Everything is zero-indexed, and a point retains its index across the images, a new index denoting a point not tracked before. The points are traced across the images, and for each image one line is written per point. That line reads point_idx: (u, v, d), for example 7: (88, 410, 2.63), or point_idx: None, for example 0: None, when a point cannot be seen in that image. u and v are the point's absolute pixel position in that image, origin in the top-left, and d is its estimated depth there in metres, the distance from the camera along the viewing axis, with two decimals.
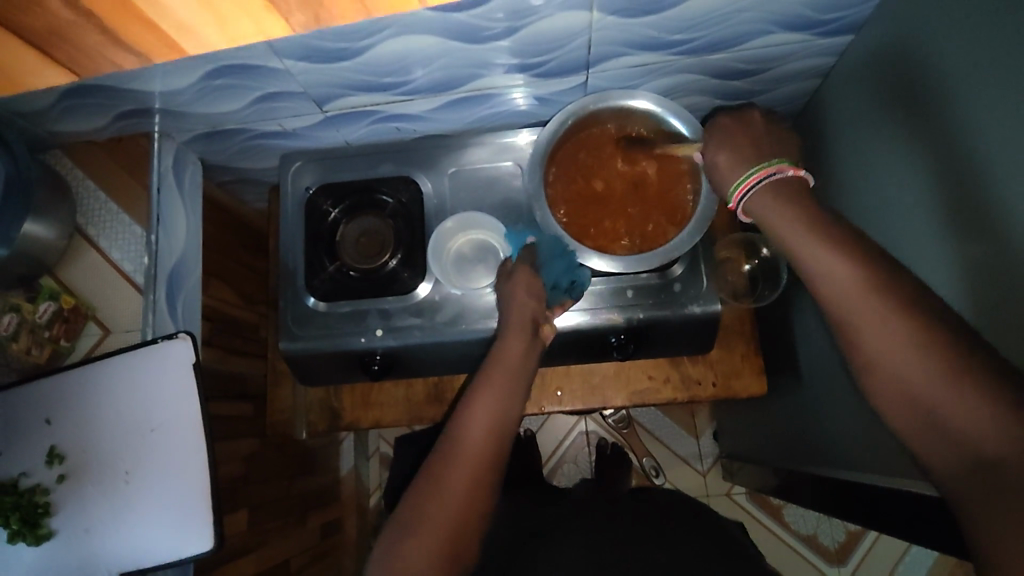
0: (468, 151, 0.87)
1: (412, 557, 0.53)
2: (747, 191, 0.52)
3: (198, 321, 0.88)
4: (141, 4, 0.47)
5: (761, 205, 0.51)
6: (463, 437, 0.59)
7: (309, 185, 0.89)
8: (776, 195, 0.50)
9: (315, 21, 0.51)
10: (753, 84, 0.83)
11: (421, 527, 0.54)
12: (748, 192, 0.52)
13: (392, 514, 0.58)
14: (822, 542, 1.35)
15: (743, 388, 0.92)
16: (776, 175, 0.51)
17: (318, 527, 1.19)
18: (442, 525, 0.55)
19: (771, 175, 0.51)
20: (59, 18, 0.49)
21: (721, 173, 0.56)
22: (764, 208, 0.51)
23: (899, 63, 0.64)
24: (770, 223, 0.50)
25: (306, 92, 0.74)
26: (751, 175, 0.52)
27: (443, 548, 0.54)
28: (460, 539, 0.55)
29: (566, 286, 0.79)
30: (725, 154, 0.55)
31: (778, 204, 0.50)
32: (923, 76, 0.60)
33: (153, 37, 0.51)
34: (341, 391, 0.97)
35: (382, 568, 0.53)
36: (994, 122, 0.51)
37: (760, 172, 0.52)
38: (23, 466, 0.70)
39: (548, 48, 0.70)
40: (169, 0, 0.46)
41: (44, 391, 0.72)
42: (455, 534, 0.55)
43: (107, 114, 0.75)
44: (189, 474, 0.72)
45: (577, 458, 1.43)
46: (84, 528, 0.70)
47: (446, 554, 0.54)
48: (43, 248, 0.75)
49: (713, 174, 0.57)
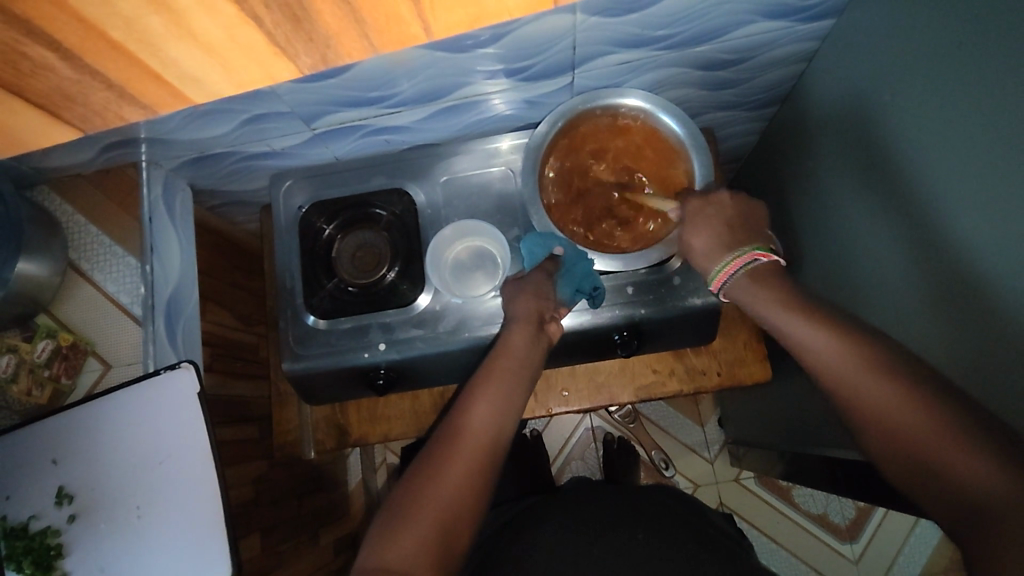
0: (459, 158, 0.87)
1: (406, 545, 0.52)
2: (727, 278, 0.59)
3: (198, 347, 0.87)
4: (141, 54, 0.44)
5: (739, 292, 0.58)
6: (464, 427, 0.59)
7: (301, 204, 0.88)
8: (753, 281, 0.57)
9: (323, 62, 0.49)
10: (737, 73, 0.83)
11: (410, 521, 0.54)
12: (726, 282, 0.59)
13: (382, 508, 0.57)
14: (833, 520, 1.36)
15: (747, 375, 0.92)
16: (750, 263, 0.58)
17: (331, 543, 1.19)
18: (431, 522, 0.54)
19: (744, 265, 0.58)
20: (61, 77, 0.46)
21: (698, 256, 0.62)
22: (744, 293, 0.57)
23: (880, 45, 0.65)
24: (754, 310, 0.56)
25: (293, 111, 0.73)
26: (724, 266, 0.59)
27: (429, 545, 0.53)
28: (448, 537, 0.54)
29: (589, 292, 0.77)
30: (702, 240, 0.61)
31: (755, 290, 0.56)
32: (905, 58, 0.61)
33: (161, 89, 0.49)
34: (346, 407, 0.96)
35: (375, 555, 0.53)
36: (980, 100, 0.51)
37: (734, 262, 0.58)
38: (32, 509, 0.69)
39: (532, 52, 0.70)
40: (171, 48, 0.44)
41: (49, 431, 0.71)
42: (444, 532, 0.54)
43: (92, 147, 0.74)
44: (201, 502, 0.71)
45: (584, 455, 1.43)
46: (97, 569, 0.69)
47: (431, 550, 0.53)
48: (37, 287, 0.74)
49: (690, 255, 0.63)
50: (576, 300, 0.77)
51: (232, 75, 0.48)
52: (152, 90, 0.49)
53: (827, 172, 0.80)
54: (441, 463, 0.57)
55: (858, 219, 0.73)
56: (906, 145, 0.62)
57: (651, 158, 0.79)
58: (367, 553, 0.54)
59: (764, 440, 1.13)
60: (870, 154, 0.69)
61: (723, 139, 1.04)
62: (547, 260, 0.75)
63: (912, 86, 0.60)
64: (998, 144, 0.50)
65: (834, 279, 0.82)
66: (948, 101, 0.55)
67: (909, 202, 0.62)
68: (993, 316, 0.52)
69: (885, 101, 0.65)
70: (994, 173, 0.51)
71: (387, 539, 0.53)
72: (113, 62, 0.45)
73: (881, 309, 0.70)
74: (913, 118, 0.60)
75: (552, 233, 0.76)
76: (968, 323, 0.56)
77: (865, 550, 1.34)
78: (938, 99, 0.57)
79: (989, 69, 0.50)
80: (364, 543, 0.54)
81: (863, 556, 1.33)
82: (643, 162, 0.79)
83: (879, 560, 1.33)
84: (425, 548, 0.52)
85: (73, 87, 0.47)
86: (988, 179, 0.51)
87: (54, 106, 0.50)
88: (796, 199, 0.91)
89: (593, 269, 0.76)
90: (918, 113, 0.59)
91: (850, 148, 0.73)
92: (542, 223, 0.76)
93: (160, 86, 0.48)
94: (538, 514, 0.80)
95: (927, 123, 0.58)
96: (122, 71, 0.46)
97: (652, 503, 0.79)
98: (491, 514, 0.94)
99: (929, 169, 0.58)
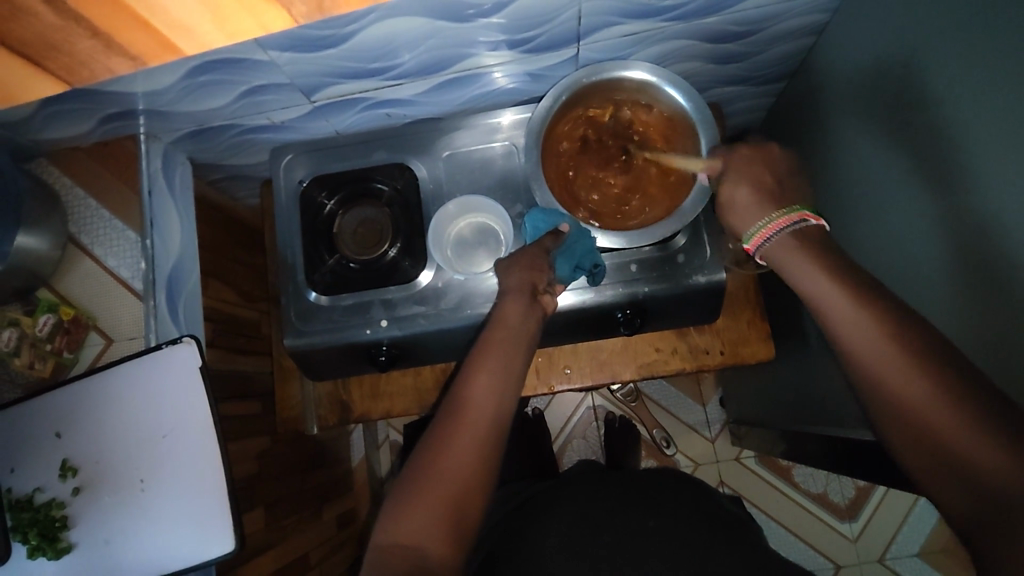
0: (460, 132, 0.85)
1: (419, 523, 0.53)
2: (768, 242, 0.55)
3: (200, 322, 0.87)
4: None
5: (794, 271, 0.52)
6: (467, 401, 0.58)
7: (301, 178, 0.87)
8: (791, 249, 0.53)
9: (316, 11, 0.47)
10: (746, 46, 0.81)
11: (423, 497, 0.54)
12: (771, 238, 0.54)
13: (394, 486, 0.57)
14: (832, 499, 1.36)
15: (751, 353, 0.92)
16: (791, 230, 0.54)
17: (334, 518, 1.20)
18: (442, 498, 0.54)
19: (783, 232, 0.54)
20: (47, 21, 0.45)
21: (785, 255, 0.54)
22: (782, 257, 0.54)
23: (896, 16, 0.63)
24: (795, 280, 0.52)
25: (293, 82, 0.72)
26: (772, 221, 0.55)
27: (444, 522, 0.53)
28: (461, 511, 0.54)
29: (589, 269, 0.76)
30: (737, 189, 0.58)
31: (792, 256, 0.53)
32: (923, 28, 0.59)
33: (151, 42, 0.47)
34: (349, 383, 0.96)
35: (389, 535, 0.53)
36: (1000, 71, 0.50)
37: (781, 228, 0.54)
38: (37, 481, 0.70)
39: (537, 23, 0.68)
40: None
41: (52, 405, 0.72)
42: (456, 507, 0.54)
43: (91, 118, 0.74)
44: (203, 473, 0.71)
45: (586, 434, 1.43)
46: (103, 539, 0.70)
47: (446, 528, 0.53)
48: (39, 261, 0.74)
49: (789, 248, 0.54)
50: (575, 276, 0.75)
51: (221, 25, 0.46)
52: (141, 40, 0.47)
53: (839, 148, 0.78)
54: (449, 439, 0.56)
55: (871, 196, 0.72)
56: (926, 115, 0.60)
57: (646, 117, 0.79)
58: (381, 530, 0.54)
59: (765, 420, 1.13)
60: (885, 126, 0.67)
61: (731, 115, 1.02)
62: (548, 236, 0.73)
63: (930, 57, 0.58)
64: (1015, 117, 0.49)
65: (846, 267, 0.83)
66: (966, 69, 0.54)
67: (922, 175, 0.61)
68: (1004, 298, 0.51)
69: (901, 69, 0.63)
70: (1013, 154, 0.49)
71: (401, 516, 0.53)
72: (98, 6, 0.44)
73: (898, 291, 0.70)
74: (927, 90, 0.59)
75: (556, 210, 0.75)
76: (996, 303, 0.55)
77: (863, 529, 1.34)
78: (952, 69, 0.55)
79: (1005, 41, 0.49)
80: (377, 520, 0.55)
81: (861, 535, 1.34)
82: (642, 138, 0.79)
83: (878, 539, 1.34)
84: (439, 523, 0.53)
85: (55, 34, 0.46)
86: (1005, 151, 0.50)
87: (38, 56, 0.49)
88: (805, 175, 0.90)
89: (596, 246, 0.75)
90: (935, 83, 0.58)
91: (862, 122, 0.72)
92: (545, 199, 0.75)
93: (144, 31, 0.46)
94: (551, 499, 0.79)
95: (944, 93, 0.57)
96: (109, 18, 0.45)
97: (667, 485, 0.79)
98: (496, 500, 0.94)
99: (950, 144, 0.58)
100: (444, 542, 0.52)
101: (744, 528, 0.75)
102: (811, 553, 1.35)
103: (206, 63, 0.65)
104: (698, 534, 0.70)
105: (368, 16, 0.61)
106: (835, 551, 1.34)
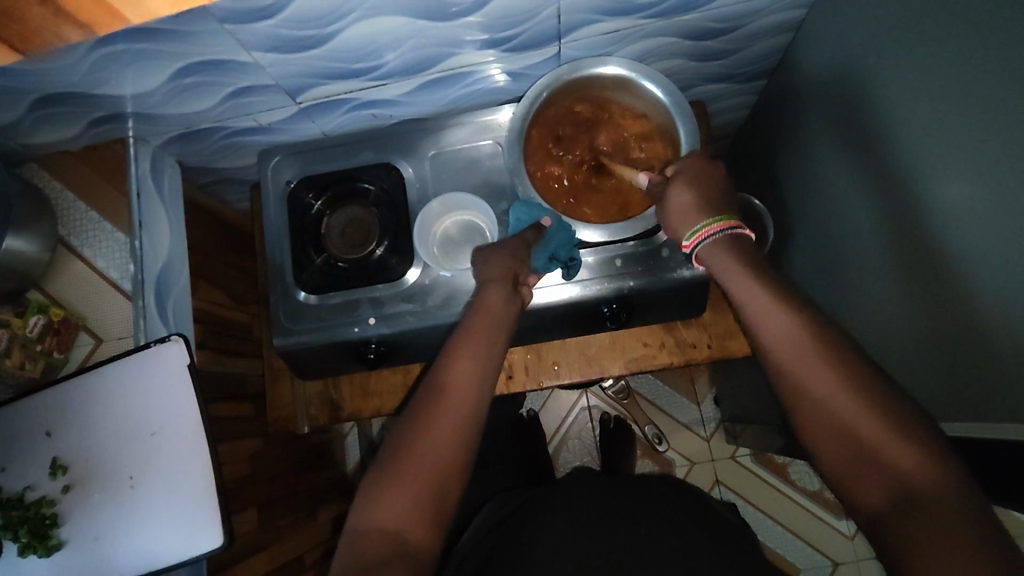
0: (447, 132, 0.87)
1: (391, 508, 0.53)
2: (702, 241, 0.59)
3: (190, 323, 0.88)
4: None
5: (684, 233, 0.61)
6: (445, 387, 0.58)
7: (289, 179, 0.89)
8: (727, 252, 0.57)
9: None
10: (726, 44, 0.82)
11: (396, 483, 0.54)
12: (702, 242, 0.59)
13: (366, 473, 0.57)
14: (829, 496, 1.36)
15: (739, 347, 0.92)
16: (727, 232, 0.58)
17: (328, 521, 1.20)
18: (417, 486, 0.54)
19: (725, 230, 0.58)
20: None
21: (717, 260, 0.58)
22: (717, 260, 0.58)
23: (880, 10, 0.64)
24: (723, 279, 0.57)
25: (278, 83, 0.73)
26: (705, 227, 0.59)
27: (419, 507, 0.54)
28: (438, 498, 0.55)
29: (565, 260, 0.77)
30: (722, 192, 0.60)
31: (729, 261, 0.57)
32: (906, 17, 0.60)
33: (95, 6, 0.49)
34: (339, 383, 0.97)
35: (362, 520, 0.53)
36: (982, 55, 0.51)
37: (718, 225, 0.58)
38: (26, 480, 0.71)
39: (516, 21, 0.69)
40: None
41: (40, 406, 0.73)
42: (432, 494, 0.54)
43: (81, 121, 0.75)
44: (193, 472, 0.72)
45: (581, 434, 1.44)
46: (93, 537, 0.70)
47: (419, 513, 0.53)
48: (29, 263, 0.75)
49: (711, 262, 0.58)
50: (550, 268, 0.76)
51: None
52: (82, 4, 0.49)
53: (825, 144, 0.80)
54: (425, 424, 0.56)
55: (858, 186, 0.73)
56: (909, 101, 0.61)
57: (632, 114, 0.80)
58: (355, 517, 0.55)
59: (759, 416, 1.13)
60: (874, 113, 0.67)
61: (715, 114, 1.04)
62: (530, 230, 0.73)
63: (913, 48, 0.59)
64: (1002, 99, 0.49)
65: (830, 262, 0.84)
66: (950, 57, 0.55)
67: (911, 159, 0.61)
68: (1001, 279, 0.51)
69: (888, 60, 0.64)
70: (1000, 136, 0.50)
71: (375, 502, 0.54)
72: None
73: (882, 280, 0.70)
74: (914, 78, 0.60)
75: (539, 204, 0.76)
76: (972, 284, 0.55)
77: (861, 526, 1.34)
78: (938, 55, 0.56)
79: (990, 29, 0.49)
80: (350, 507, 0.55)
81: (859, 532, 1.34)
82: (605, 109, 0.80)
83: None
84: (414, 511, 0.53)
85: None
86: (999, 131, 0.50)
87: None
88: (792, 171, 0.91)
89: (574, 238, 0.76)
90: (921, 70, 0.59)
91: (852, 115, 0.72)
92: (526, 192, 0.76)
93: None
94: (539, 506, 0.78)
95: (932, 82, 0.57)
96: None
97: (655, 484, 0.79)
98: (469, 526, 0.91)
99: (933, 127, 0.58)
100: (414, 527, 0.53)
101: (733, 535, 0.73)
102: (808, 552, 1.34)
103: (192, 64, 0.66)
104: (686, 538, 0.69)
105: (349, 15, 0.62)
106: (831, 549, 1.34)
